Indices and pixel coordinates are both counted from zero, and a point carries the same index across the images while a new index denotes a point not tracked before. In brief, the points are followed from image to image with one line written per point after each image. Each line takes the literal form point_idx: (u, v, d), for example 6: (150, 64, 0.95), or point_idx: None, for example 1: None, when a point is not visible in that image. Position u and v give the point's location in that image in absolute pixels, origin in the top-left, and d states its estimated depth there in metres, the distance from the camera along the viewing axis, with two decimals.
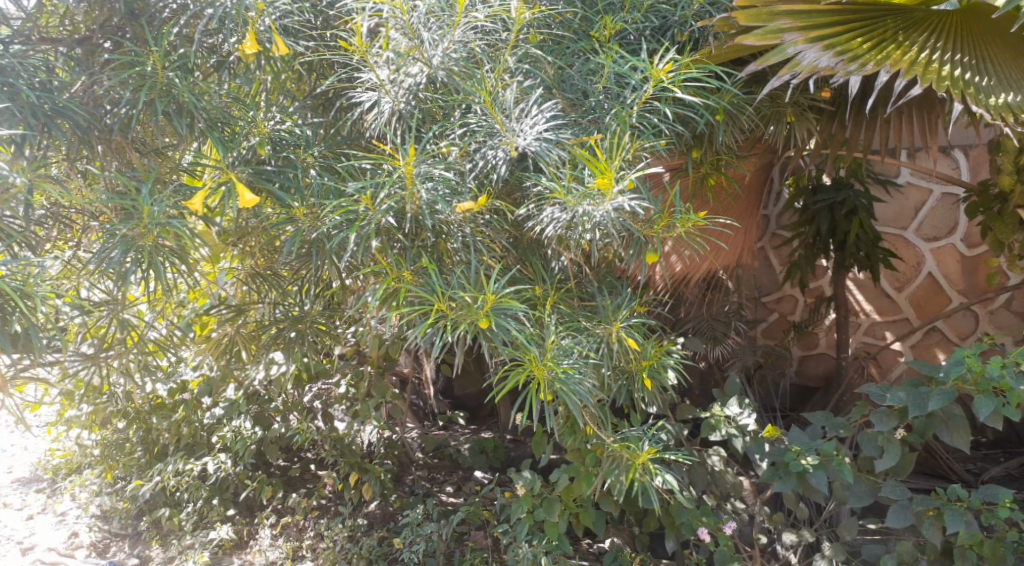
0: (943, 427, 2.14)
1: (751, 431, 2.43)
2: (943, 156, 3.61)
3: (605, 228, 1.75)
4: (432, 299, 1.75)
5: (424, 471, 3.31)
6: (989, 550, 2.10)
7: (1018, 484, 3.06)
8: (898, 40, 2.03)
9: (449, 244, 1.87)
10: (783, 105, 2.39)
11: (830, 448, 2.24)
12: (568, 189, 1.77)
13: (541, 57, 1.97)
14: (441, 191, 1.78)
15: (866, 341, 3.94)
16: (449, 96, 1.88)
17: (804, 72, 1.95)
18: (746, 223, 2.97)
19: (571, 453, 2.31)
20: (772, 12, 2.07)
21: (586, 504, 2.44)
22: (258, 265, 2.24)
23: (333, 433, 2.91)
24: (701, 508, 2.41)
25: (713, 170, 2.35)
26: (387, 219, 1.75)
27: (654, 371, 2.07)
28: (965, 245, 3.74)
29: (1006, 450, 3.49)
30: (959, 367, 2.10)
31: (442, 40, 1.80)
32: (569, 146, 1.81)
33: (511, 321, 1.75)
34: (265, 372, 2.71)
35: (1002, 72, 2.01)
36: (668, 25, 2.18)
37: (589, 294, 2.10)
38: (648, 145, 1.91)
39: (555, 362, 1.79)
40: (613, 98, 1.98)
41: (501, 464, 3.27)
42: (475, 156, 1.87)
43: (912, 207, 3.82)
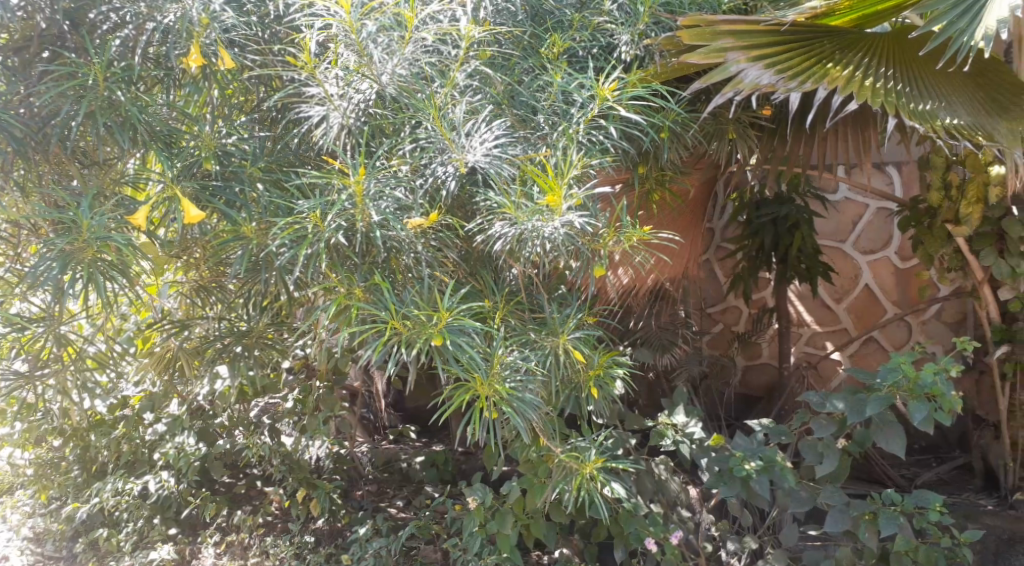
0: (881, 435, 2.20)
1: (698, 439, 2.47)
2: (877, 172, 3.76)
3: (555, 245, 1.78)
4: (385, 316, 1.76)
5: (375, 486, 3.29)
6: (923, 556, 2.20)
7: (949, 488, 3.19)
8: (835, 59, 2.12)
9: (400, 260, 1.87)
10: (726, 122, 2.45)
11: (773, 453, 2.31)
12: (518, 205, 1.80)
13: (491, 74, 1.98)
14: (391, 208, 1.79)
15: (807, 350, 4.06)
16: (399, 113, 1.87)
17: (747, 89, 2.01)
18: (690, 237, 3.07)
19: (523, 465, 2.29)
20: (715, 31, 2.11)
21: (537, 516, 2.45)
22: (204, 279, 2.22)
23: (281, 448, 2.86)
24: (649, 518, 2.43)
25: (658, 185, 2.41)
26: (338, 237, 1.73)
27: (601, 379, 2.08)
28: (899, 258, 3.88)
29: (938, 454, 3.61)
30: (894, 375, 2.17)
31: (392, 57, 1.82)
32: (518, 163, 1.84)
33: (465, 338, 1.78)
34: (209, 388, 2.65)
35: (932, 87, 2.09)
36: (615, 44, 2.23)
37: (539, 306, 2.10)
38: (595, 162, 1.93)
39: (500, 381, 1.81)
40: (562, 116, 2.01)
41: (452, 479, 3.25)
42: (425, 172, 1.87)
43: (850, 220, 3.97)
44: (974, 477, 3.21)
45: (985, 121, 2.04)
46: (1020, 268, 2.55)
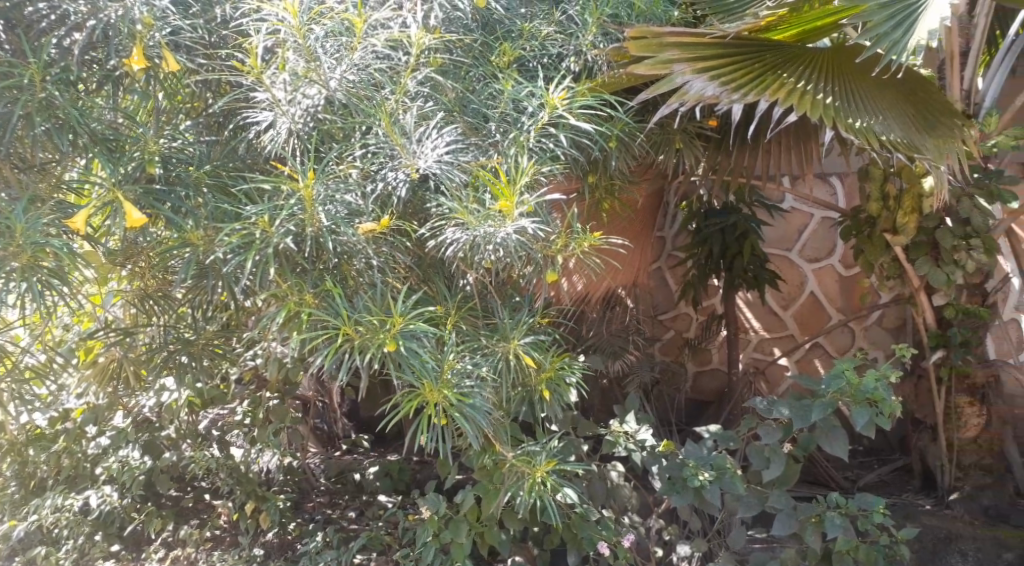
0: (825, 440, 2.26)
1: (649, 446, 2.49)
2: (821, 182, 3.87)
3: (505, 251, 1.78)
4: (336, 322, 1.75)
5: (326, 498, 3.27)
6: (864, 555, 2.26)
7: (890, 490, 3.29)
8: (776, 72, 2.18)
9: (351, 266, 1.86)
10: (672, 131, 2.50)
11: (723, 461, 2.35)
12: (469, 210, 1.81)
13: (442, 81, 1.99)
14: (341, 213, 1.78)
15: (755, 356, 4.14)
16: (348, 118, 1.85)
17: (691, 100, 2.05)
18: (640, 244, 3.12)
19: (477, 472, 2.27)
20: (661, 44, 2.16)
21: (490, 522, 2.44)
22: (148, 287, 2.14)
23: (229, 461, 2.80)
24: (601, 523, 2.44)
25: (607, 194, 2.45)
26: (286, 241, 1.71)
27: (553, 384, 2.09)
28: (842, 266, 4.00)
29: (880, 456, 3.73)
30: (838, 382, 2.22)
31: (341, 63, 1.82)
32: (469, 168, 1.84)
33: (417, 342, 1.78)
34: (155, 400, 2.60)
35: (867, 101, 2.16)
36: (564, 54, 2.26)
37: (492, 310, 2.09)
38: (546, 169, 1.94)
39: (450, 387, 1.81)
40: (512, 123, 2.03)
41: (405, 488, 3.20)
42: (375, 178, 1.86)
43: (795, 230, 4.08)
44: (914, 477, 3.31)
45: (915, 137, 2.11)
46: (953, 276, 2.64)
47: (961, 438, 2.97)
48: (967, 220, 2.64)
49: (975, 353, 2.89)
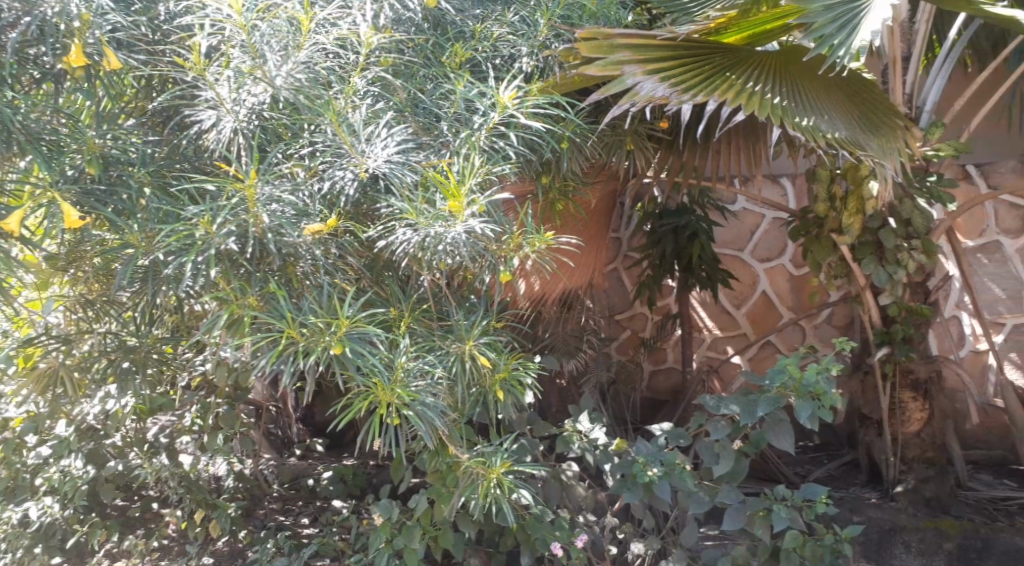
0: (772, 434, 2.30)
1: (601, 444, 2.51)
2: (771, 183, 3.95)
3: (456, 252, 1.77)
4: (280, 325, 1.72)
5: (278, 505, 3.22)
6: (810, 549, 2.31)
7: (836, 484, 3.38)
8: (725, 75, 2.21)
9: (297, 268, 1.83)
10: (623, 132, 2.52)
11: (672, 457, 2.37)
12: (420, 210, 1.78)
13: (391, 81, 1.98)
14: (286, 213, 1.75)
15: (709, 354, 4.21)
16: (295, 116, 1.83)
17: (642, 101, 2.06)
18: (596, 245, 3.14)
19: (430, 476, 2.26)
20: (612, 45, 2.18)
21: (445, 526, 2.42)
22: (92, 293, 2.07)
23: (179, 469, 2.70)
24: (556, 523, 2.44)
25: (561, 196, 2.46)
26: (228, 243, 1.68)
27: (508, 384, 2.06)
28: (792, 265, 4.07)
29: (829, 452, 3.82)
30: (781, 376, 2.27)
31: (287, 61, 1.79)
32: (420, 168, 1.82)
33: (365, 346, 1.76)
34: (99, 407, 2.49)
35: (814, 102, 2.18)
36: (517, 55, 2.26)
37: (446, 313, 2.08)
38: (497, 169, 1.92)
39: (401, 385, 1.79)
40: (464, 123, 2.02)
41: (360, 492, 3.16)
42: (324, 178, 1.84)
43: (747, 230, 4.15)
44: (861, 472, 3.39)
45: (861, 136, 2.14)
46: (896, 275, 2.70)
47: (905, 433, 3.04)
48: (909, 221, 2.71)
49: (918, 350, 2.97)
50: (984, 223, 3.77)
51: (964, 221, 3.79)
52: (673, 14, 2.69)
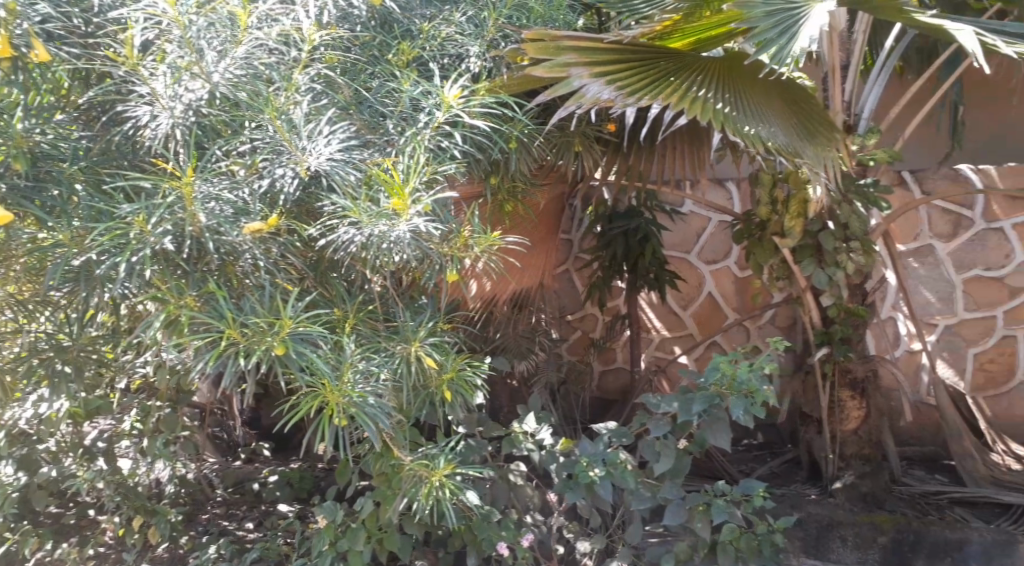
0: (710, 432, 2.34)
1: (548, 445, 2.53)
2: (716, 187, 4.02)
3: (401, 251, 1.76)
4: (220, 326, 1.69)
5: (222, 509, 3.18)
6: (745, 542, 2.39)
7: (778, 481, 3.46)
8: (669, 79, 2.24)
9: (237, 267, 1.79)
10: (571, 134, 2.54)
11: (614, 456, 2.40)
12: (363, 208, 1.77)
13: (334, 78, 1.96)
14: (225, 212, 1.72)
15: (657, 354, 4.26)
16: (234, 112, 1.79)
17: (588, 103, 2.08)
18: (545, 247, 3.15)
19: (375, 478, 2.23)
20: (559, 47, 2.19)
21: (391, 528, 2.40)
22: (21, 293, 2.00)
23: (116, 476, 2.64)
24: (503, 524, 2.44)
25: (508, 197, 2.46)
26: (165, 243, 1.65)
27: (456, 384, 2.05)
28: (737, 267, 4.15)
29: (772, 450, 3.91)
30: (716, 374, 2.34)
31: (225, 56, 1.77)
32: (363, 166, 1.81)
33: (309, 346, 1.74)
34: (32, 410, 2.27)
35: (754, 107, 2.23)
36: (465, 54, 2.26)
37: (393, 313, 2.06)
38: (444, 168, 1.91)
39: (349, 386, 1.77)
40: (409, 122, 2.01)
41: (306, 496, 3.11)
42: (264, 175, 1.81)
43: (694, 233, 4.22)
44: (801, 469, 3.48)
45: (799, 142, 2.19)
46: (834, 277, 2.78)
47: (842, 431, 3.13)
48: (847, 224, 2.78)
49: (856, 350, 3.05)
50: (918, 228, 3.89)
51: (899, 226, 3.90)
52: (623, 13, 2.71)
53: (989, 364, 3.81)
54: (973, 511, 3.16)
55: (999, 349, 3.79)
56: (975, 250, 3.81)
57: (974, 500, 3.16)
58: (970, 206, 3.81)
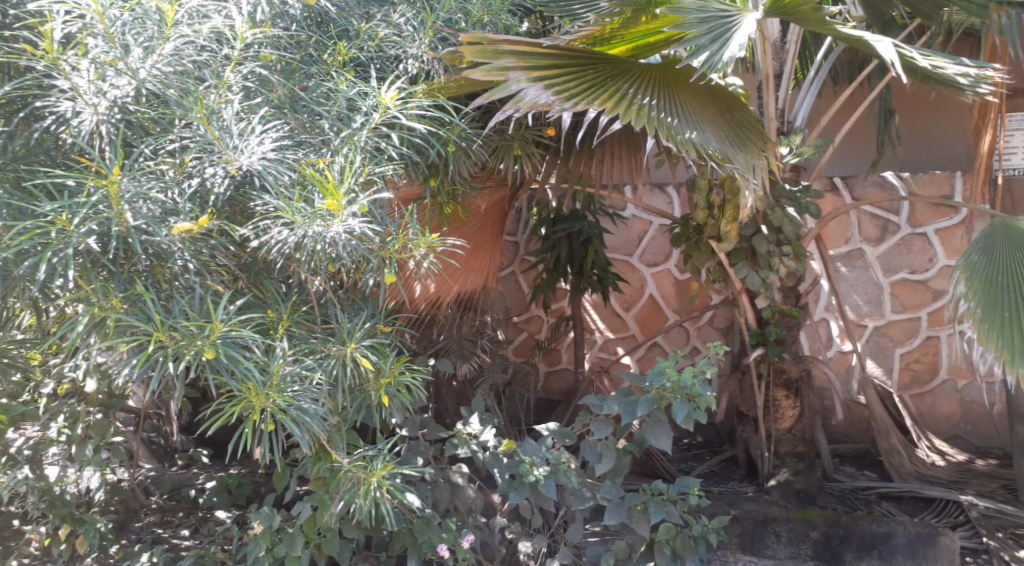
0: (652, 432, 2.38)
1: (491, 446, 2.52)
2: (657, 192, 4.09)
3: (335, 251, 1.75)
4: (147, 328, 1.65)
5: (157, 516, 3.07)
6: (681, 540, 2.44)
7: (716, 479, 3.53)
8: (606, 84, 2.27)
9: (165, 268, 1.75)
10: (510, 137, 2.60)
11: (558, 456, 2.42)
12: (296, 208, 1.75)
13: (267, 76, 1.94)
14: (154, 212, 1.69)
15: (600, 355, 4.32)
16: (162, 110, 1.75)
17: (526, 107, 2.10)
18: (489, 250, 3.17)
19: (313, 482, 2.20)
20: (497, 50, 2.20)
21: (329, 533, 2.35)
22: None
23: (42, 482, 2.48)
24: (443, 524, 2.43)
25: (449, 199, 2.46)
26: (89, 242, 1.61)
27: (394, 388, 2.03)
28: (678, 270, 4.22)
29: (711, 448, 4.00)
30: (661, 378, 2.35)
31: (152, 53, 1.74)
32: (296, 167, 1.79)
33: (239, 350, 1.71)
34: None
35: (687, 113, 2.27)
36: (403, 56, 2.27)
37: (331, 316, 2.04)
38: (379, 170, 1.91)
39: (277, 390, 1.75)
40: (344, 122, 2.00)
41: (245, 502, 3.02)
42: (194, 175, 1.77)
43: (636, 236, 4.28)
44: (739, 466, 3.57)
45: (730, 149, 2.24)
46: (768, 279, 2.85)
47: (777, 429, 3.21)
48: (780, 229, 2.85)
49: (789, 350, 3.13)
50: (849, 233, 4.02)
51: (831, 230, 4.02)
52: (561, 15, 2.75)
53: (914, 363, 3.96)
54: (899, 505, 3.27)
55: (923, 349, 3.94)
56: (902, 254, 3.95)
57: (900, 495, 3.28)
58: (897, 212, 3.94)
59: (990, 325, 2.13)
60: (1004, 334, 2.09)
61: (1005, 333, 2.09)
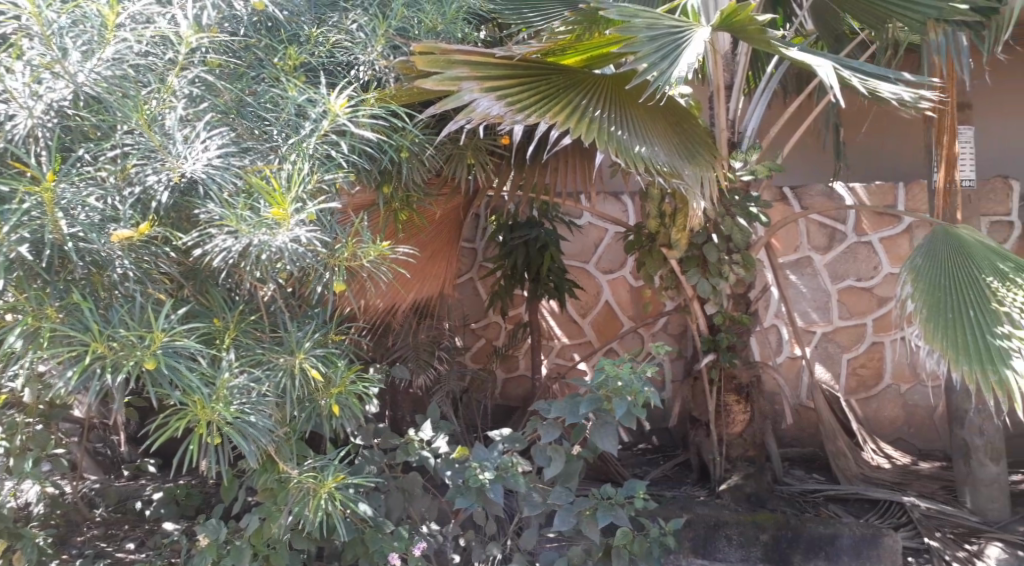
0: (598, 434, 2.39)
1: (444, 453, 2.53)
2: (613, 200, 4.13)
3: (279, 259, 1.72)
4: (85, 339, 1.62)
5: (101, 530, 2.97)
6: (637, 545, 2.47)
7: (668, 483, 3.57)
8: (559, 96, 2.29)
9: (104, 275, 1.71)
10: (464, 146, 2.60)
11: (506, 461, 2.42)
12: (241, 217, 1.73)
13: (213, 82, 1.90)
14: (91, 219, 1.65)
15: (557, 361, 4.34)
16: (101, 114, 1.71)
17: (478, 118, 2.12)
18: (444, 257, 3.16)
19: (261, 493, 2.15)
20: (450, 61, 2.19)
21: (279, 545, 2.31)
22: None
23: None
24: (395, 534, 2.40)
25: (403, 206, 2.46)
26: (21, 249, 1.57)
27: (344, 397, 2.01)
28: (633, 277, 4.27)
29: (665, 453, 4.03)
30: (600, 376, 2.39)
31: (91, 56, 1.70)
32: (241, 174, 1.76)
33: (182, 361, 1.69)
34: None
35: (638, 127, 2.30)
36: (355, 62, 2.26)
37: (279, 324, 2.01)
38: (327, 177, 1.89)
39: (223, 403, 1.72)
40: (293, 129, 1.98)
41: (194, 514, 2.93)
42: (135, 181, 1.74)
43: (592, 243, 4.31)
44: (692, 470, 3.61)
45: (679, 162, 2.28)
46: (719, 286, 2.90)
47: (729, 434, 3.26)
48: (730, 237, 2.89)
49: (740, 356, 3.17)
50: (798, 240, 4.10)
51: (781, 237, 4.10)
52: (516, 23, 2.85)
53: (861, 368, 4.05)
54: (845, 507, 3.34)
55: (869, 354, 4.04)
56: (848, 262, 4.06)
57: (846, 496, 3.34)
58: (843, 221, 4.05)
59: (935, 326, 2.16)
60: (948, 333, 2.12)
61: (949, 333, 2.12)
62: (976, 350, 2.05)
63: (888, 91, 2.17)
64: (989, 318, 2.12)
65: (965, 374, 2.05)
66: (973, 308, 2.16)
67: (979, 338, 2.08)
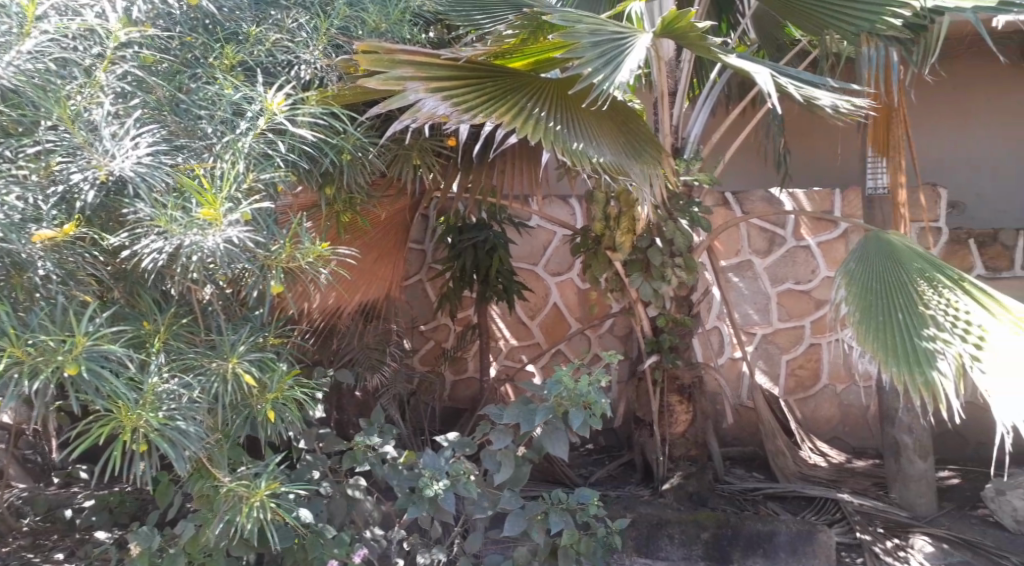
0: (550, 441, 2.40)
1: (390, 459, 2.50)
2: (560, 203, 4.15)
3: (210, 259, 1.69)
4: (2, 343, 1.57)
5: (27, 540, 2.87)
6: (583, 546, 2.46)
7: (613, 484, 3.60)
8: (506, 97, 2.29)
9: (25, 276, 1.66)
10: (409, 147, 2.58)
11: (458, 468, 2.40)
12: (172, 217, 1.69)
13: (144, 77, 1.86)
14: (11, 217, 1.60)
15: (505, 363, 4.34)
16: (21, 109, 1.67)
17: (423, 118, 2.11)
18: (390, 258, 3.14)
19: (196, 500, 2.10)
20: (395, 61, 2.18)
21: (214, 552, 2.25)
22: None
23: None
24: (336, 539, 2.37)
25: (346, 208, 2.43)
26: None
27: (281, 403, 1.97)
28: (580, 279, 4.30)
29: (610, 453, 4.07)
30: (558, 386, 2.39)
31: (9, 49, 1.65)
32: (171, 172, 1.73)
33: (106, 365, 1.63)
34: None
35: (584, 127, 2.31)
36: (296, 62, 2.22)
37: (214, 327, 1.96)
38: (264, 176, 1.86)
39: (150, 410, 1.68)
40: (229, 128, 1.94)
41: (127, 522, 2.85)
42: (59, 178, 1.69)
43: (540, 246, 4.33)
44: (636, 471, 3.65)
45: (625, 162, 2.29)
46: (661, 289, 2.93)
47: (672, 434, 3.30)
48: (673, 241, 2.93)
49: (683, 357, 3.21)
50: (739, 244, 4.20)
51: (723, 241, 4.19)
52: (463, 24, 2.83)
53: (799, 369, 4.15)
54: (783, 504, 3.41)
55: (807, 356, 4.14)
56: (788, 265, 4.15)
57: (785, 494, 3.41)
58: (783, 225, 4.14)
59: (867, 328, 2.23)
60: (879, 335, 2.19)
61: (881, 335, 2.19)
62: (905, 352, 2.11)
63: (826, 103, 2.23)
64: (918, 320, 2.18)
65: (894, 375, 2.10)
66: (902, 311, 2.22)
67: (907, 340, 2.14)
